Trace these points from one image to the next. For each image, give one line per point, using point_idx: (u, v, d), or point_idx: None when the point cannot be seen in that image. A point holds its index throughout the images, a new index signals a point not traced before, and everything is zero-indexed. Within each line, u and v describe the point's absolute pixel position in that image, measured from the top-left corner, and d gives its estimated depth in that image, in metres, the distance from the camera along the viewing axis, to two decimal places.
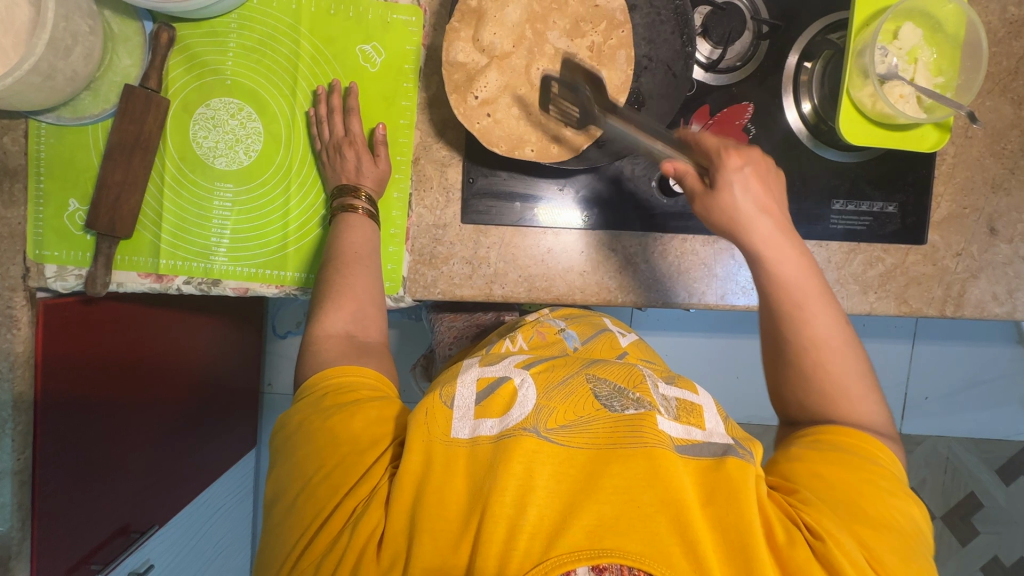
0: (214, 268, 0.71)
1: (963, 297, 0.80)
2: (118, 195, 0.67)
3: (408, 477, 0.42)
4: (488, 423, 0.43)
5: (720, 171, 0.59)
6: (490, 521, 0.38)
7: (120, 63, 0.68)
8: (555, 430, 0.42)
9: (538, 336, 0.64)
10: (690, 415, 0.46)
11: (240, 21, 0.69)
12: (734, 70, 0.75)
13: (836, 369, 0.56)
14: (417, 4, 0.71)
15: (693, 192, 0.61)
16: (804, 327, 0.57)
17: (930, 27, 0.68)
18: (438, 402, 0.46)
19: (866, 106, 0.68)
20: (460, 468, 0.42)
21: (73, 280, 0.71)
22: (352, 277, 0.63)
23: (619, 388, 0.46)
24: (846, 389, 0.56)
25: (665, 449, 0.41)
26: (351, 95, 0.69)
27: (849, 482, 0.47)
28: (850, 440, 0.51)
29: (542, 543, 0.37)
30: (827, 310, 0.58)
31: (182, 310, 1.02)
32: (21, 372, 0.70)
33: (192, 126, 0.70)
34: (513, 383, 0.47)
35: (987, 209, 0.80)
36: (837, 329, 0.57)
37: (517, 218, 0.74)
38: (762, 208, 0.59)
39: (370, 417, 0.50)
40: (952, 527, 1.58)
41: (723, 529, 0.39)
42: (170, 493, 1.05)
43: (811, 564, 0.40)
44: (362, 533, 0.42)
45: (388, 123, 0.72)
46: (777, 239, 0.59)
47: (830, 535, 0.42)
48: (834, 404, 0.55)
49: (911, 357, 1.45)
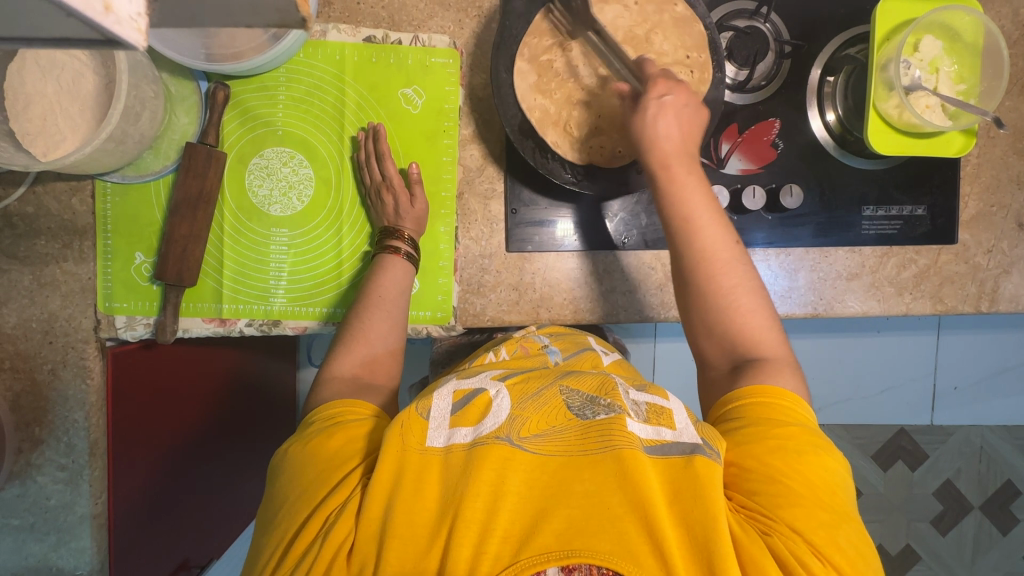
0: (274, 309, 0.74)
1: (997, 293, 0.82)
2: (185, 247, 0.70)
3: (380, 487, 0.43)
4: (462, 432, 0.45)
5: (646, 93, 0.63)
6: (462, 524, 0.39)
7: (178, 121, 0.71)
8: (528, 439, 0.43)
9: (522, 350, 0.65)
10: (661, 417, 0.46)
11: (288, 75, 0.73)
12: (760, 89, 0.78)
13: (751, 323, 0.59)
14: (453, 47, 0.74)
15: (627, 109, 0.65)
16: (697, 239, 0.60)
17: (949, 38, 0.71)
18: (414, 413, 0.47)
19: (892, 117, 0.70)
20: (434, 475, 0.43)
21: (142, 329, 0.74)
22: (372, 319, 0.66)
23: (591, 396, 0.46)
24: (739, 308, 0.59)
25: (634, 449, 0.41)
26: (382, 138, 0.71)
27: (763, 461, 0.46)
28: (767, 399, 0.52)
29: (512, 546, 0.38)
30: (714, 224, 0.61)
31: (228, 345, 1.04)
32: (95, 419, 0.74)
33: (247, 176, 0.73)
34: (488, 394, 0.48)
35: (1014, 206, 0.82)
36: (728, 246, 0.61)
37: (557, 244, 0.76)
38: (683, 151, 0.63)
39: (344, 437, 0.51)
40: (991, 516, 1.57)
41: (689, 525, 0.40)
42: (225, 526, 1.08)
43: (768, 558, 0.40)
44: (329, 547, 0.42)
45: (422, 161, 0.75)
46: (670, 160, 0.62)
47: (780, 530, 0.42)
48: (733, 321, 0.59)
49: (940, 348, 1.45)
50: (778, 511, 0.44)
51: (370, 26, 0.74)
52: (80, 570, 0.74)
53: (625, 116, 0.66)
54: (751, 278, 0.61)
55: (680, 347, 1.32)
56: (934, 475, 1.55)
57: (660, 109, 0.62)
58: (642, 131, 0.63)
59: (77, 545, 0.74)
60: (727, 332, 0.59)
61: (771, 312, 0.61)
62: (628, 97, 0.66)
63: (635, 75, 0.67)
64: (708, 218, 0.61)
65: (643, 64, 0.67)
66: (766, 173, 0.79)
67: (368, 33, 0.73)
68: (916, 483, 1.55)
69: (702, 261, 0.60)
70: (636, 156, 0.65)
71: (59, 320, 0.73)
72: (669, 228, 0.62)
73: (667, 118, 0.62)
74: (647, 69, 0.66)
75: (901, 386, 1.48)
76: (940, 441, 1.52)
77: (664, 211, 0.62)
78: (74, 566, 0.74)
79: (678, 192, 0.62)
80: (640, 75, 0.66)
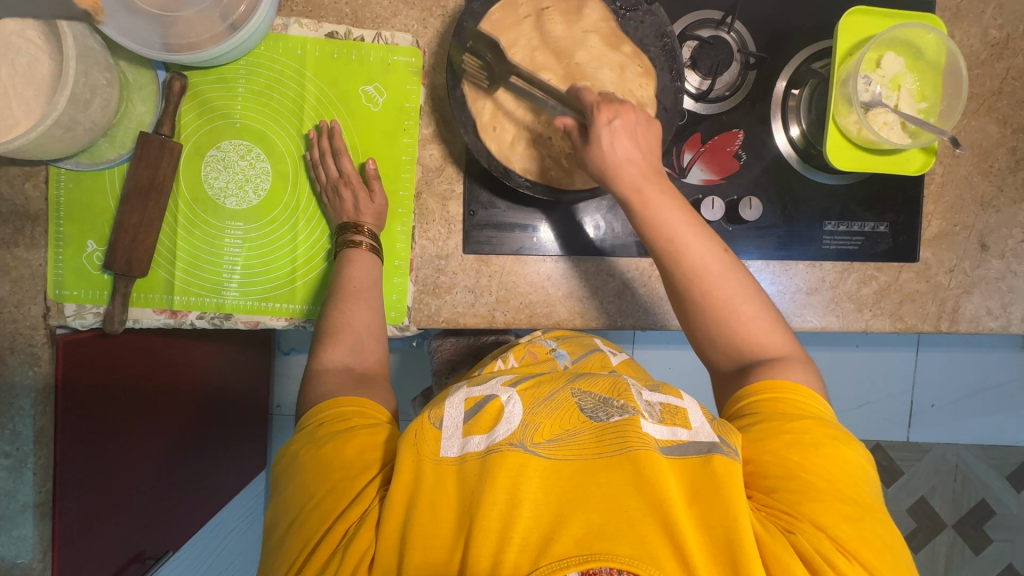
0: (226, 303, 0.74)
1: (957, 313, 0.82)
2: (134, 236, 0.70)
3: (397, 497, 0.43)
4: (475, 440, 0.44)
5: (594, 126, 0.63)
6: (480, 534, 0.39)
7: (134, 110, 0.71)
8: (542, 444, 0.42)
9: (530, 356, 0.64)
10: (675, 416, 0.46)
11: (248, 68, 0.73)
12: (724, 99, 0.78)
13: (754, 330, 0.59)
14: (416, 45, 0.74)
15: (577, 143, 0.66)
16: (686, 266, 0.60)
17: (911, 55, 0.71)
18: (426, 422, 0.47)
19: (851, 132, 0.70)
20: (450, 484, 0.43)
21: (92, 318, 0.75)
22: (352, 310, 0.66)
23: (604, 399, 0.46)
24: (740, 317, 0.59)
25: (650, 450, 0.42)
26: (337, 136, 0.71)
27: (781, 458, 0.47)
28: (783, 395, 0.53)
29: (531, 553, 0.38)
30: (730, 272, 0.60)
31: (192, 338, 1.03)
32: (42, 408, 0.72)
33: (204, 169, 0.73)
34: (500, 401, 0.46)
35: (977, 226, 0.82)
36: (717, 256, 0.60)
37: (518, 247, 0.76)
38: (651, 171, 0.63)
39: (359, 445, 0.51)
40: (964, 535, 1.57)
41: (709, 527, 0.41)
42: (184, 519, 1.06)
43: (790, 556, 0.41)
44: (353, 555, 0.43)
45: (377, 159, 0.75)
46: (678, 232, 0.60)
47: (805, 529, 0.44)
48: (738, 329, 0.59)
49: (915, 365, 1.45)
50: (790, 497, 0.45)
51: (333, 22, 0.74)
52: (20, 559, 0.73)
53: (578, 150, 0.66)
54: (744, 286, 0.60)
55: (654, 355, 1.31)
56: (907, 492, 1.54)
57: (609, 134, 0.62)
58: (600, 160, 0.63)
59: (18, 533, 0.73)
60: (733, 339, 0.59)
61: (773, 310, 0.61)
62: (575, 132, 0.66)
63: (576, 106, 0.67)
64: (680, 228, 0.60)
65: (580, 93, 0.67)
66: (727, 184, 0.78)
67: (330, 29, 0.73)
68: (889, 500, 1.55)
69: (695, 279, 0.59)
70: (607, 188, 0.64)
71: (7, 305, 0.72)
72: (648, 245, 0.62)
73: (617, 142, 0.62)
74: (584, 97, 0.65)
75: (876, 403, 1.47)
76: (913, 458, 1.52)
77: (639, 228, 0.62)
78: (15, 554, 0.73)
79: (646, 209, 0.61)
80: (579, 106, 0.66)
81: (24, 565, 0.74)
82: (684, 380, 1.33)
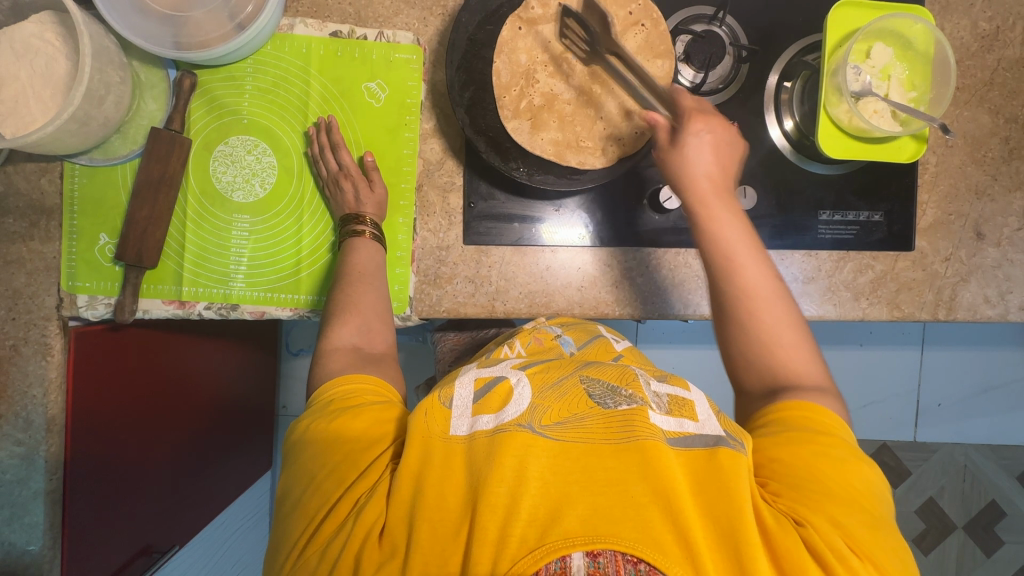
0: (233, 293, 0.76)
1: (955, 301, 0.82)
2: (145, 229, 0.72)
3: (408, 474, 0.45)
4: (485, 419, 0.45)
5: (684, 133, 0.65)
6: (485, 510, 0.39)
7: (146, 108, 0.74)
8: (550, 426, 0.43)
9: (536, 342, 0.65)
10: (682, 408, 0.48)
11: (254, 66, 0.76)
12: (717, 91, 0.80)
13: (792, 355, 0.59)
14: (417, 43, 0.77)
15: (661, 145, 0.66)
16: (735, 277, 0.61)
17: (900, 45, 0.72)
18: (437, 403, 0.49)
19: (843, 121, 0.71)
20: (458, 464, 0.44)
21: (103, 309, 0.76)
22: (355, 295, 0.67)
23: (613, 386, 0.48)
24: (783, 343, 0.59)
25: (657, 440, 0.42)
26: (333, 129, 0.73)
27: (807, 463, 0.48)
28: (804, 412, 0.53)
29: (537, 530, 0.38)
30: (780, 303, 0.61)
31: (200, 337, 1.05)
32: (54, 396, 0.74)
33: (212, 163, 0.76)
34: (508, 383, 0.49)
35: (972, 215, 0.82)
36: (790, 326, 0.60)
37: (517, 237, 0.78)
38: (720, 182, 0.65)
39: (369, 419, 0.53)
40: (975, 536, 1.54)
41: (714, 517, 0.40)
42: (191, 514, 1.07)
43: (803, 552, 0.41)
44: (365, 523, 0.44)
45: (374, 151, 0.77)
46: (709, 198, 0.64)
47: (814, 522, 0.44)
48: (768, 348, 0.59)
49: (921, 363, 1.44)
50: (804, 512, 0.45)
51: (337, 22, 0.77)
52: (31, 546, 0.74)
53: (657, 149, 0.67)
54: (789, 311, 0.60)
55: (659, 353, 1.32)
56: (916, 492, 1.53)
57: (696, 144, 0.65)
58: (679, 165, 0.65)
59: (29, 521, 0.74)
60: None
61: (812, 341, 0.61)
62: (662, 129, 0.66)
63: (668, 103, 0.66)
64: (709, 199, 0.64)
65: (677, 92, 0.66)
66: None
67: (334, 28, 0.76)
68: (898, 500, 1.53)
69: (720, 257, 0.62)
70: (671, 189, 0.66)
71: (22, 297, 0.74)
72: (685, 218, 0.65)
73: (701, 152, 0.64)
74: (681, 98, 0.66)
75: (882, 401, 1.47)
76: (921, 457, 1.50)
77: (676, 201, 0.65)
78: (26, 541, 0.74)
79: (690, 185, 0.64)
80: (672, 103, 0.66)
81: (34, 552, 0.74)
82: (691, 377, 1.33)
